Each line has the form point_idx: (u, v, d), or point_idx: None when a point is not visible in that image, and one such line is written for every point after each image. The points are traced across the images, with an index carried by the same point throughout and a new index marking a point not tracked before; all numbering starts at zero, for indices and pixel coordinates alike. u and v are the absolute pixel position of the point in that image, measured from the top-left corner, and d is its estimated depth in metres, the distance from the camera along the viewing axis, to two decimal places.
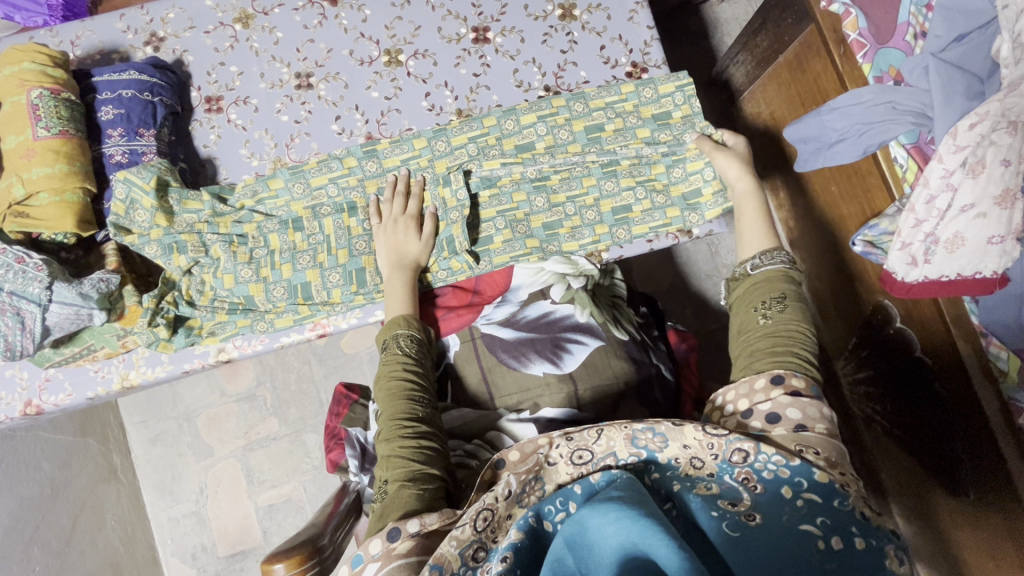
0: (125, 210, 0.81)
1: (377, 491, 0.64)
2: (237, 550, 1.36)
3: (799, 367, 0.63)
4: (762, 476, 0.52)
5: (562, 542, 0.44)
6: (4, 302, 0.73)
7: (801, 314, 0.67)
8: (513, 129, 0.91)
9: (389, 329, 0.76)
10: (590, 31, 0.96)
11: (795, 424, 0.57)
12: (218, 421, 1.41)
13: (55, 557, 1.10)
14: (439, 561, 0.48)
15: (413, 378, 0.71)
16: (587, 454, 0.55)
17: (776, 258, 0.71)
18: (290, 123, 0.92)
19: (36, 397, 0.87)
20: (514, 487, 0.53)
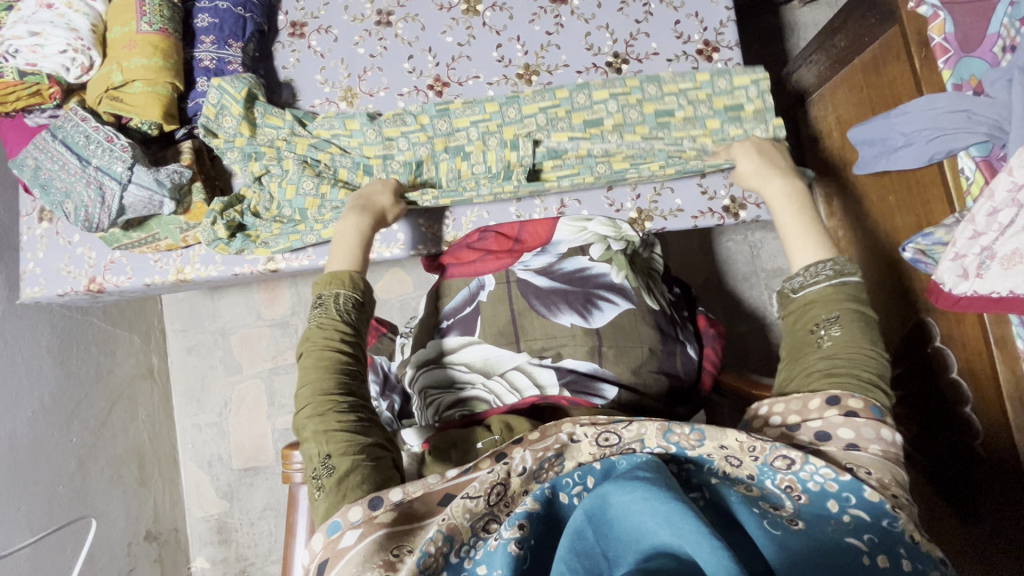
0: (215, 114, 0.88)
1: (320, 468, 0.62)
2: (250, 465, 1.43)
3: (859, 388, 0.60)
4: (807, 486, 0.53)
5: (582, 515, 0.48)
6: (90, 175, 0.79)
7: (859, 332, 0.63)
8: (584, 104, 0.92)
9: (327, 291, 0.74)
10: (668, 5, 0.96)
11: (846, 443, 0.57)
12: (250, 341, 1.47)
13: (91, 434, 1.18)
14: (451, 531, 0.51)
15: (351, 345, 0.71)
16: (614, 437, 0.56)
17: (820, 273, 0.68)
18: (365, 56, 0.96)
19: (100, 275, 0.94)
20: (528, 464, 0.54)
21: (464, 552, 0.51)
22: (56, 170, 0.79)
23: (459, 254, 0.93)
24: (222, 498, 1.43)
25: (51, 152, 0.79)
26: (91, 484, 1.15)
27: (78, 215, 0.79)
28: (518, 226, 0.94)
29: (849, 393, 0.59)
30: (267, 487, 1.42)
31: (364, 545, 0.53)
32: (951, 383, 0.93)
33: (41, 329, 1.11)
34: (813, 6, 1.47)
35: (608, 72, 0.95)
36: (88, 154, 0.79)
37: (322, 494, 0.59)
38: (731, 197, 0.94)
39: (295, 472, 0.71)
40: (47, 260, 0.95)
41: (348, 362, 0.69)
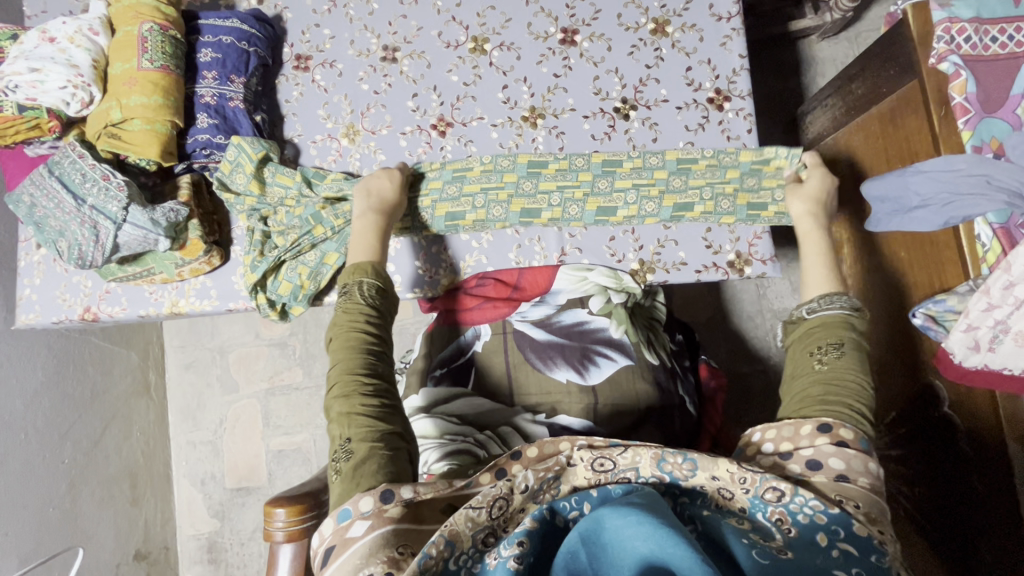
0: (230, 171, 0.88)
1: (339, 450, 0.62)
2: (242, 485, 1.43)
3: (850, 417, 0.60)
4: (796, 519, 0.52)
5: (576, 536, 0.46)
6: (85, 214, 0.78)
7: (859, 364, 0.64)
8: (603, 189, 0.91)
9: (351, 280, 0.73)
10: (679, 50, 0.93)
11: (837, 474, 0.56)
12: (248, 360, 1.47)
13: (83, 455, 1.18)
14: (453, 536, 0.50)
15: (376, 330, 0.69)
16: (609, 463, 0.56)
17: (835, 302, 0.69)
18: (369, 92, 0.95)
19: (95, 305, 0.93)
20: (531, 482, 0.54)
21: (463, 561, 0.49)
22: (51, 208, 0.78)
23: (456, 299, 0.92)
24: (213, 516, 1.42)
25: (47, 189, 0.78)
26: (81, 505, 1.15)
27: (72, 253, 0.78)
28: (518, 272, 0.93)
29: (839, 420, 0.59)
30: (257, 508, 1.41)
31: (371, 539, 0.54)
32: (960, 454, 0.89)
33: (37, 351, 1.11)
34: (831, 42, 1.44)
35: (615, 118, 0.93)
36: (83, 192, 0.78)
37: (339, 478, 0.60)
38: (736, 253, 0.91)
39: (276, 531, 0.68)
40: (43, 287, 0.94)
41: (372, 348, 0.68)
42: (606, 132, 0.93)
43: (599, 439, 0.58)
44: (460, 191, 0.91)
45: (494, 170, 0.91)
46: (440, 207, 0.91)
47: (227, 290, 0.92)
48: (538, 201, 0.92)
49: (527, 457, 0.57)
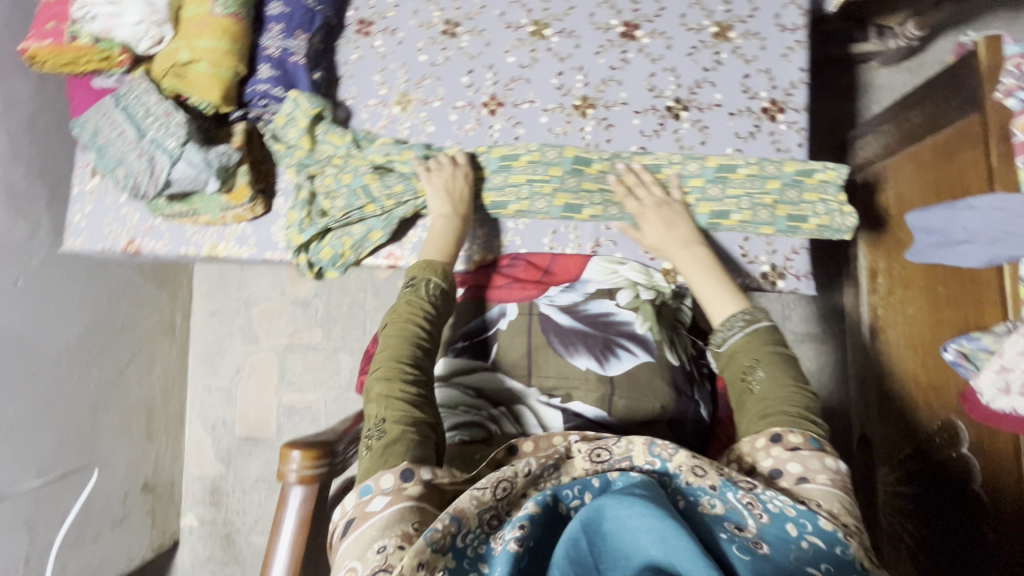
0: (284, 124, 0.91)
1: (373, 428, 0.67)
2: (251, 435, 1.46)
3: (793, 421, 0.63)
4: (768, 507, 0.53)
5: (577, 524, 0.50)
6: (144, 146, 0.81)
7: (781, 370, 0.68)
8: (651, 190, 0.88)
9: (420, 275, 0.79)
10: (740, 57, 0.93)
11: (796, 477, 0.58)
12: (271, 315, 1.50)
13: (108, 383, 1.22)
14: (459, 513, 0.52)
15: (428, 327, 0.76)
16: (605, 454, 0.58)
17: (734, 326, 0.73)
18: (426, 63, 0.96)
19: (139, 238, 0.97)
20: (533, 467, 0.57)
21: (469, 539, 0.51)
22: (113, 136, 0.81)
23: (484, 278, 0.93)
24: (219, 461, 1.46)
25: (112, 118, 0.81)
26: (100, 430, 1.19)
27: (127, 182, 0.82)
28: (550, 258, 0.94)
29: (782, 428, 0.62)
30: (263, 459, 1.45)
31: (389, 513, 0.56)
32: (973, 497, 0.90)
33: (77, 277, 1.15)
34: (892, 70, 1.41)
35: (666, 116, 0.93)
36: (145, 125, 0.81)
37: (368, 453, 0.64)
38: (772, 265, 0.89)
39: (290, 473, 0.71)
40: (93, 215, 0.98)
41: (421, 341, 0.74)
42: (656, 129, 0.92)
43: (592, 433, 0.62)
44: (506, 180, 0.91)
45: (541, 160, 0.90)
46: (486, 196, 0.92)
47: (265, 239, 0.95)
48: (581, 197, 0.91)
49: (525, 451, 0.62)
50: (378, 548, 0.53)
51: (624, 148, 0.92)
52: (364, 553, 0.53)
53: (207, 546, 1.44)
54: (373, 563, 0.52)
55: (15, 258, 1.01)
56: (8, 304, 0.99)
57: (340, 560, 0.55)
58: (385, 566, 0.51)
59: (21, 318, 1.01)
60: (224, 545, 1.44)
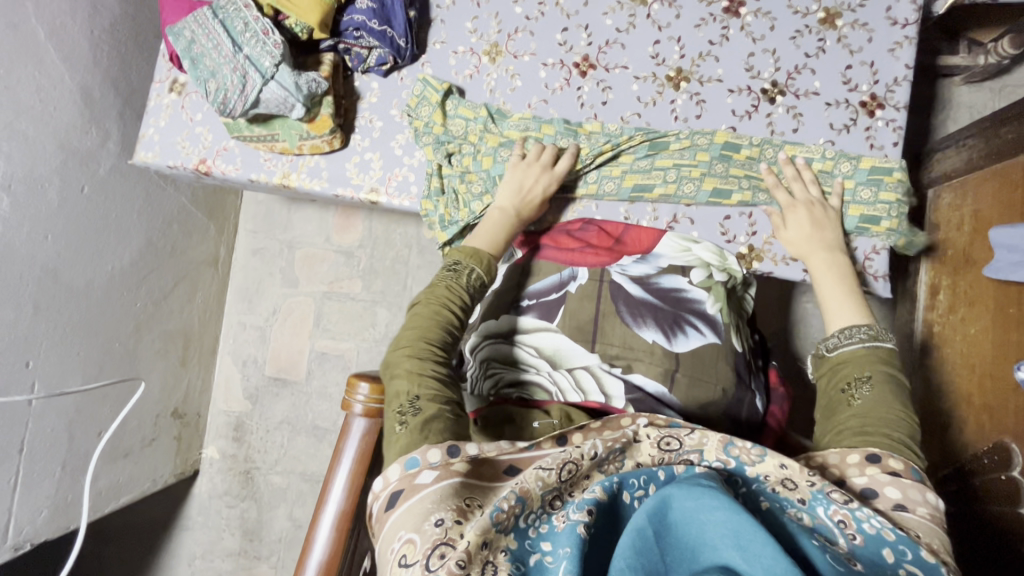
0: (416, 104, 0.92)
1: (405, 406, 0.64)
2: (280, 376, 1.47)
3: (891, 446, 0.62)
4: (863, 527, 0.48)
5: (643, 515, 0.44)
6: (238, 62, 0.79)
7: (892, 395, 0.68)
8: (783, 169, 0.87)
9: (463, 261, 0.79)
10: (845, 46, 0.90)
11: (894, 502, 0.55)
12: (313, 261, 1.49)
13: (153, 305, 1.23)
14: (523, 494, 0.48)
15: (463, 314, 0.76)
16: (675, 443, 0.54)
17: (853, 336, 0.74)
18: (521, 16, 0.94)
19: (210, 158, 0.95)
20: (599, 451, 0.51)
21: (532, 520, 0.48)
22: (209, 48, 0.80)
23: (557, 238, 0.91)
24: (247, 398, 1.47)
25: (209, 29, 0.80)
26: (141, 350, 1.20)
27: (217, 96, 0.81)
28: (623, 227, 0.92)
29: (880, 444, 0.62)
30: (290, 401, 1.45)
31: (440, 487, 0.53)
32: None
33: (136, 194, 1.14)
34: (974, 88, 1.37)
35: (760, 99, 0.91)
36: (241, 41, 0.80)
37: (403, 429, 0.61)
38: (852, 263, 0.87)
39: (356, 403, 0.71)
40: (167, 130, 0.97)
41: (455, 328, 0.74)
42: (749, 110, 0.91)
43: (661, 420, 0.57)
44: (652, 164, 0.91)
45: (690, 147, 0.90)
46: (628, 178, 0.91)
47: (338, 175, 0.94)
48: (729, 183, 0.89)
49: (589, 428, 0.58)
50: (436, 521, 0.49)
51: (714, 126, 0.91)
52: (420, 526, 0.49)
53: (225, 480, 1.45)
54: (432, 536, 0.48)
55: (84, 164, 1.00)
56: (74, 208, 0.99)
57: (391, 531, 0.52)
58: (447, 540, 0.46)
59: (82, 225, 1.01)
60: (242, 481, 1.45)
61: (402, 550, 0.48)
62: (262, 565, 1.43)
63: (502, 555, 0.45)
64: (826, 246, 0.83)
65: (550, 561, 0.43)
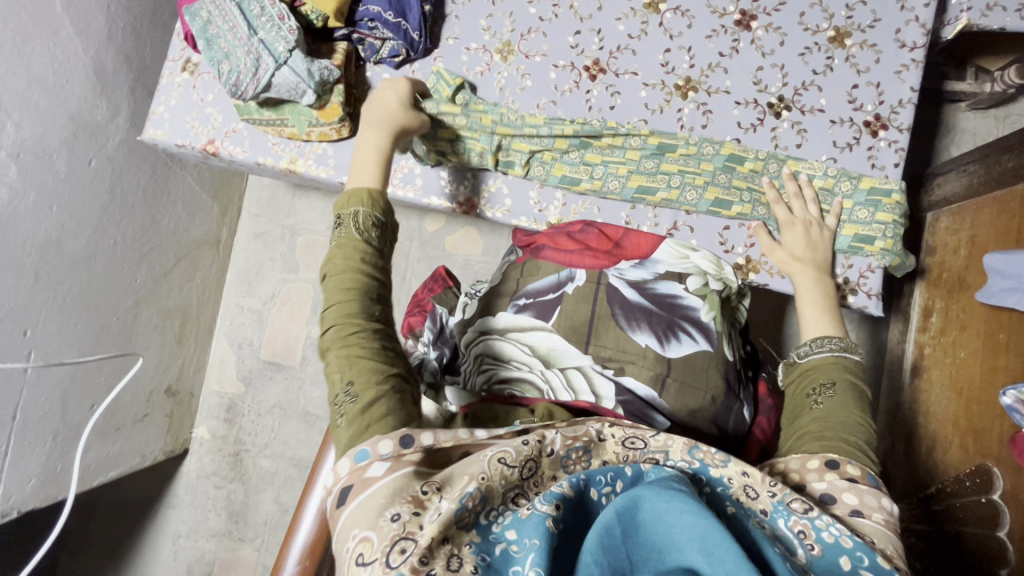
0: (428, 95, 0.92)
1: (342, 394, 0.63)
2: (274, 360, 1.47)
3: (848, 450, 0.64)
4: (821, 537, 0.50)
5: (611, 512, 0.44)
6: (252, 45, 0.80)
7: (851, 402, 0.70)
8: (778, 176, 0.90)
9: (346, 211, 0.74)
10: (852, 66, 0.91)
11: (852, 509, 0.55)
12: (314, 248, 1.49)
13: (152, 282, 1.23)
14: (483, 490, 0.49)
15: (370, 272, 0.71)
16: (640, 443, 0.57)
17: (824, 346, 0.76)
18: (535, 17, 0.95)
19: (219, 139, 0.96)
20: (557, 446, 0.54)
21: (494, 516, 0.49)
22: (224, 30, 0.81)
23: (556, 240, 0.91)
24: (240, 380, 1.48)
25: (225, 11, 0.81)
26: (138, 326, 1.20)
27: (229, 78, 0.81)
28: (623, 232, 0.93)
29: (834, 448, 0.64)
30: (282, 386, 1.46)
31: (393, 480, 0.53)
32: (999, 546, 0.90)
33: (143, 171, 1.15)
34: (979, 115, 1.38)
35: (766, 112, 0.92)
36: (257, 24, 0.81)
37: (344, 422, 0.61)
38: (844, 279, 0.88)
39: None
40: (177, 109, 0.98)
41: (367, 293, 0.70)
42: (754, 123, 0.92)
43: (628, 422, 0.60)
44: (658, 167, 0.92)
45: (695, 155, 0.91)
46: (634, 178, 0.92)
47: (345, 162, 0.94)
48: (732, 194, 0.90)
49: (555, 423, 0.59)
50: (392, 516, 0.49)
51: (719, 137, 0.92)
52: (376, 523, 0.49)
53: (214, 460, 1.46)
54: (391, 531, 0.48)
55: (92, 138, 1.01)
56: (80, 180, 0.99)
57: (344, 530, 0.51)
58: (407, 534, 0.46)
59: (87, 198, 1.02)
60: (231, 463, 1.46)
61: (359, 547, 0.48)
62: (245, 547, 1.44)
63: (467, 547, 0.46)
64: (819, 265, 0.85)
65: (516, 552, 0.44)
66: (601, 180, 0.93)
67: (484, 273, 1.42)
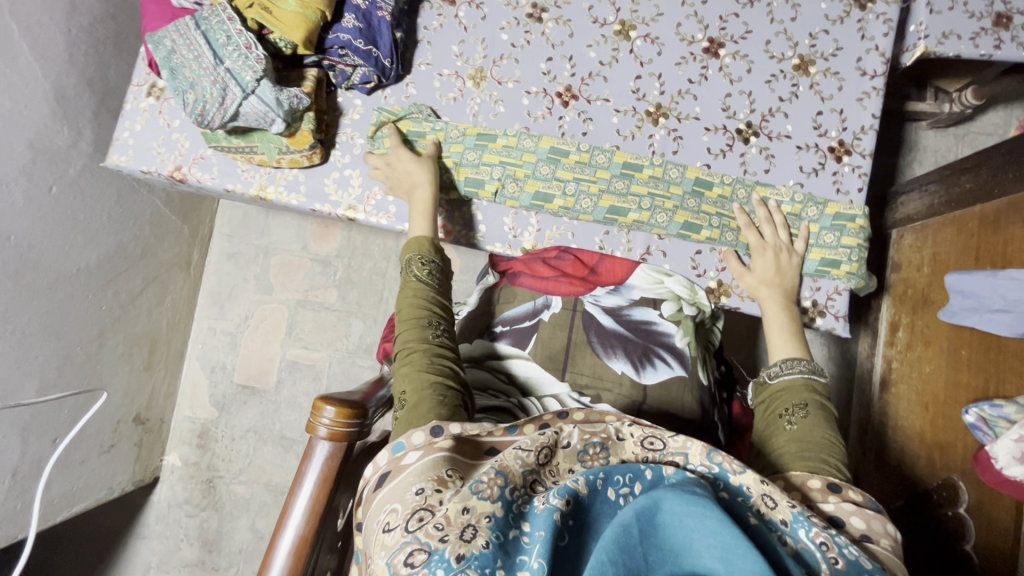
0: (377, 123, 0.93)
1: (398, 401, 0.66)
2: (248, 384, 1.44)
3: (828, 470, 0.64)
4: (844, 552, 0.47)
5: (631, 511, 0.42)
6: (218, 74, 0.79)
7: (824, 422, 0.70)
8: (744, 199, 0.92)
9: (407, 260, 0.79)
10: (816, 93, 0.93)
11: (859, 533, 0.54)
12: (288, 268, 1.47)
13: (119, 308, 1.20)
14: (503, 468, 0.49)
15: (429, 303, 0.74)
16: (658, 443, 0.54)
17: (795, 368, 0.77)
18: (507, 43, 0.95)
19: (186, 166, 0.94)
20: (573, 441, 0.54)
21: (517, 495, 0.48)
22: (189, 59, 0.79)
23: (533, 265, 0.90)
24: (213, 405, 1.44)
25: (190, 40, 0.79)
26: (104, 355, 1.17)
27: (194, 108, 0.80)
28: (598, 257, 0.93)
29: (819, 468, 0.63)
30: (256, 410, 1.43)
31: (423, 464, 0.54)
32: (964, 557, 0.93)
33: (108, 196, 1.12)
34: (939, 133, 1.43)
35: (735, 138, 0.93)
36: (223, 53, 0.79)
37: (396, 423, 0.63)
38: (813, 301, 0.90)
39: (321, 425, 0.70)
40: (142, 134, 0.95)
41: (423, 316, 0.73)
42: (723, 149, 0.93)
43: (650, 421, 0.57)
44: (629, 188, 0.93)
45: (663, 178, 0.93)
46: (605, 199, 0.93)
47: (316, 190, 0.94)
48: (701, 219, 0.92)
49: (573, 418, 0.57)
50: (416, 490, 0.51)
51: (689, 162, 0.93)
52: (402, 496, 0.51)
53: (185, 488, 1.42)
54: (413, 503, 0.50)
55: (53, 165, 0.98)
56: (41, 208, 0.96)
57: (377, 506, 0.53)
58: (426, 505, 0.49)
59: (47, 226, 0.98)
60: (203, 490, 1.42)
61: (385, 518, 0.50)
62: None
63: (485, 521, 0.45)
64: (786, 290, 0.87)
65: (526, 542, 0.44)
66: (573, 198, 0.93)
67: (462, 292, 1.42)
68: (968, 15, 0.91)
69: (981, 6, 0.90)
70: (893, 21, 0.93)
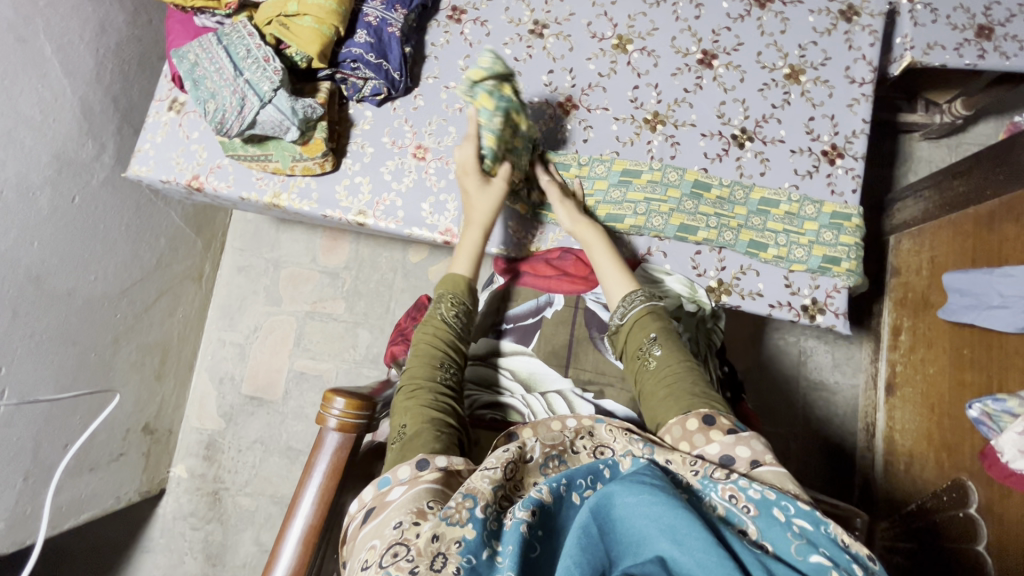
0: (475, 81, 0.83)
1: (397, 433, 0.67)
2: (256, 396, 1.45)
3: (704, 405, 0.63)
4: (749, 495, 0.49)
5: (586, 512, 0.44)
6: (238, 85, 0.84)
7: (681, 352, 0.71)
8: (740, 199, 0.94)
9: (441, 293, 0.82)
10: (808, 100, 0.97)
11: None
12: (298, 280, 1.50)
13: (134, 317, 1.23)
14: (471, 491, 0.50)
15: (452, 342, 0.77)
16: (607, 452, 0.57)
17: (632, 302, 0.77)
18: (510, 57, 1.00)
19: (203, 175, 0.98)
20: (536, 454, 0.56)
21: (490, 512, 0.49)
22: (211, 71, 0.84)
23: (536, 266, 0.92)
24: (221, 416, 1.45)
25: (212, 54, 0.85)
26: (117, 362, 1.19)
27: (214, 116, 0.84)
28: None
29: (700, 410, 0.62)
30: (264, 421, 1.44)
31: (406, 496, 0.54)
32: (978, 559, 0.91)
33: (127, 207, 1.16)
34: (933, 144, 1.47)
35: (730, 143, 0.97)
36: (243, 66, 0.85)
37: (391, 453, 0.64)
38: (813, 298, 0.92)
39: (331, 416, 0.72)
40: (163, 146, 1.00)
41: (440, 355, 0.75)
42: (719, 154, 0.97)
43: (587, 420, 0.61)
44: (624, 196, 0.95)
45: (661, 181, 0.95)
46: (602, 208, 0.96)
47: (327, 197, 0.97)
48: (698, 220, 0.94)
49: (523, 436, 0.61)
50: (395, 524, 0.51)
51: (688, 167, 0.97)
52: (382, 532, 0.51)
53: (191, 500, 1.42)
54: (391, 537, 0.50)
55: (77, 175, 1.03)
56: (64, 217, 1.00)
57: (362, 542, 0.53)
58: (402, 539, 0.48)
59: (69, 234, 1.02)
60: (209, 502, 1.42)
61: (365, 556, 0.50)
62: None
63: (455, 546, 0.46)
64: None
65: (499, 561, 0.44)
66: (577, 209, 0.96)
67: None
68: (951, 27, 0.95)
69: (962, 19, 0.95)
70: (878, 32, 0.97)
